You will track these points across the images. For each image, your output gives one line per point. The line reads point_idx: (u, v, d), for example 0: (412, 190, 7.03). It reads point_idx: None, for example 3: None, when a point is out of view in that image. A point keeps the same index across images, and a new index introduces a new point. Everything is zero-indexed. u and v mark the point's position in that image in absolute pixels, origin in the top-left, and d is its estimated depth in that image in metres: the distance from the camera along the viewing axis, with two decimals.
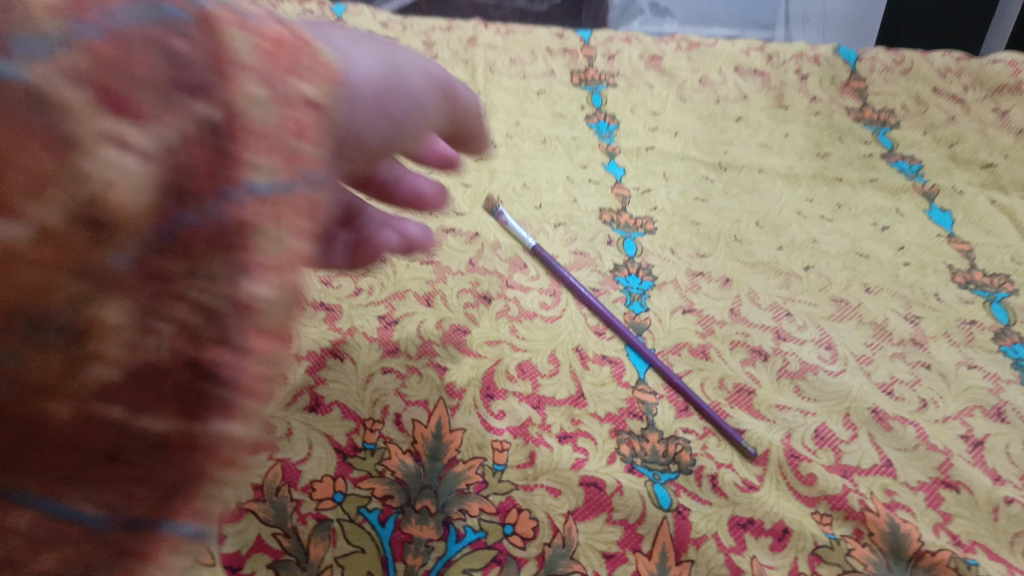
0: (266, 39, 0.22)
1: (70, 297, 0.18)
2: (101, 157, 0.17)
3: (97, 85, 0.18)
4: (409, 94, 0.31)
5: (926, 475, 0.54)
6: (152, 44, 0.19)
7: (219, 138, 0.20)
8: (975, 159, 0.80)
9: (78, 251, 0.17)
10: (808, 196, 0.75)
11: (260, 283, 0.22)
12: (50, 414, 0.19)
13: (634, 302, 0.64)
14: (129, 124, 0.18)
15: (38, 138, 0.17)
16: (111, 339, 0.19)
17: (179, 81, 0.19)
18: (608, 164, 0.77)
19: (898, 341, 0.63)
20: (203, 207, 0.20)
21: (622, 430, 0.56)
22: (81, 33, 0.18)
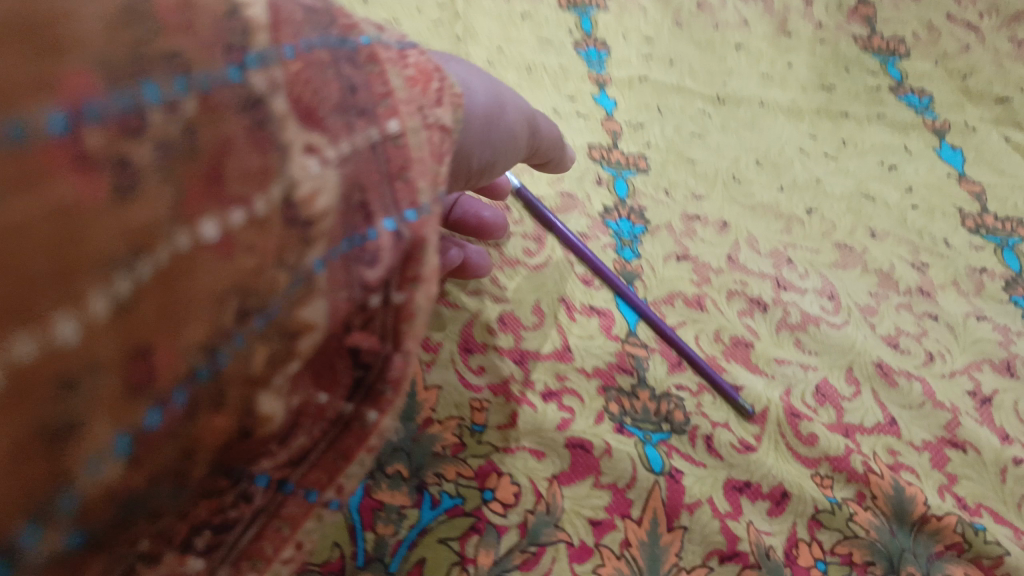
0: (413, 69, 0.24)
1: (280, 278, 0.19)
2: (296, 164, 0.19)
3: (295, 99, 0.19)
4: (507, 123, 0.32)
5: (932, 434, 0.51)
6: (335, 72, 0.21)
7: (382, 156, 0.22)
8: (988, 93, 0.75)
9: (285, 236, 0.19)
10: (811, 133, 0.70)
11: (411, 287, 0.23)
12: (252, 394, 0.19)
13: (624, 249, 0.60)
14: (316, 134, 0.20)
15: (253, 136, 0.18)
16: (309, 331, 0.20)
17: (350, 104, 0.21)
18: (598, 96, 0.71)
19: (905, 291, 0.59)
20: (378, 219, 0.21)
21: (611, 387, 0.52)
22: (283, 54, 0.19)
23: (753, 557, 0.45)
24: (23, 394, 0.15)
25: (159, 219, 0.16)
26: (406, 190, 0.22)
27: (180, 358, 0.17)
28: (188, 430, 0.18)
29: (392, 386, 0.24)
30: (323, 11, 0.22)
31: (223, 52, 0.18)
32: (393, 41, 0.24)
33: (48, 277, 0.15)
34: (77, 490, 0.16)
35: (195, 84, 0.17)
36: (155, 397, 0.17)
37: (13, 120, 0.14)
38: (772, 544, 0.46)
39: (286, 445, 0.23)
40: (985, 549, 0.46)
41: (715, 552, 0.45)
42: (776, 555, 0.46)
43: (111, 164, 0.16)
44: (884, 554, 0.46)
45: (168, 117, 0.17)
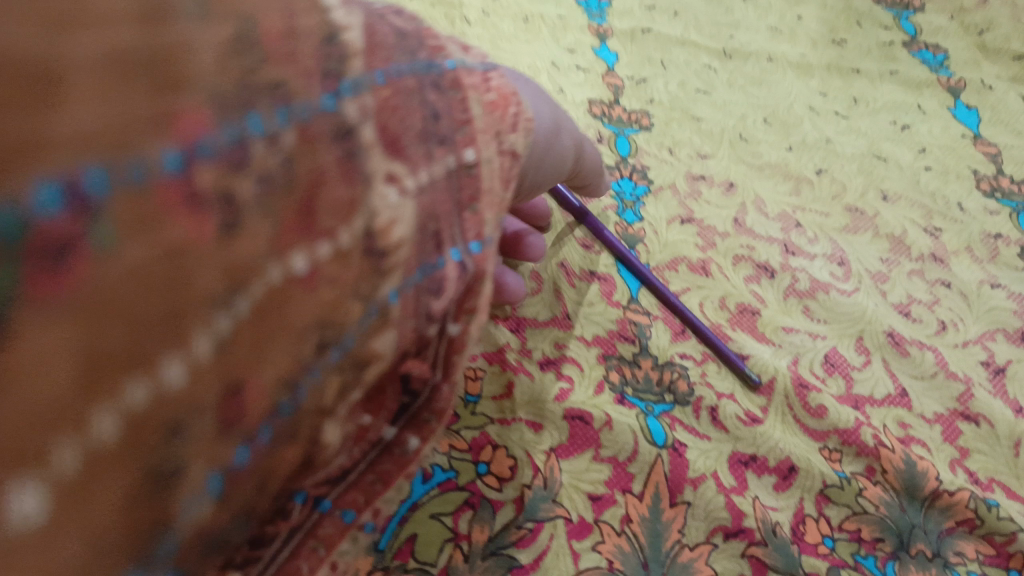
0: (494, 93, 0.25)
1: (354, 309, 0.20)
2: (378, 194, 0.21)
3: (381, 127, 0.21)
4: (564, 146, 0.33)
5: (944, 406, 0.49)
6: (420, 100, 0.22)
7: (455, 185, 0.23)
8: (1006, 49, 0.72)
9: (362, 268, 0.20)
10: (822, 90, 0.67)
11: (466, 319, 0.25)
12: (319, 425, 0.21)
13: (627, 211, 0.56)
14: (397, 163, 0.21)
15: (343, 168, 0.20)
16: (377, 361, 0.21)
17: (431, 132, 0.23)
18: (599, 49, 0.67)
19: (918, 257, 0.56)
20: (446, 248, 0.23)
21: (611, 355, 0.50)
22: (373, 80, 0.21)
23: (760, 533, 0.43)
24: (134, 432, 0.16)
25: (256, 258, 0.18)
26: (474, 221, 0.24)
27: (267, 391, 0.19)
28: (267, 462, 0.20)
29: (436, 415, 0.25)
30: (412, 35, 0.24)
31: (321, 81, 0.20)
32: (476, 64, 0.26)
33: (157, 319, 0.16)
34: (177, 527, 0.17)
35: (294, 115, 0.19)
36: (244, 434, 0.18)
37: (135, 161, 0.16)
38: (779, 520, 0.44)
39: (323, 468, 0.23)
40: (998, 526, 0.44)
41: (720, 529, 0.43)
42: (783, 531, 0.43)
43: (220, 202, 0.17)
44: (894, 530, 0.44)
45: (269, 150, 0.18)
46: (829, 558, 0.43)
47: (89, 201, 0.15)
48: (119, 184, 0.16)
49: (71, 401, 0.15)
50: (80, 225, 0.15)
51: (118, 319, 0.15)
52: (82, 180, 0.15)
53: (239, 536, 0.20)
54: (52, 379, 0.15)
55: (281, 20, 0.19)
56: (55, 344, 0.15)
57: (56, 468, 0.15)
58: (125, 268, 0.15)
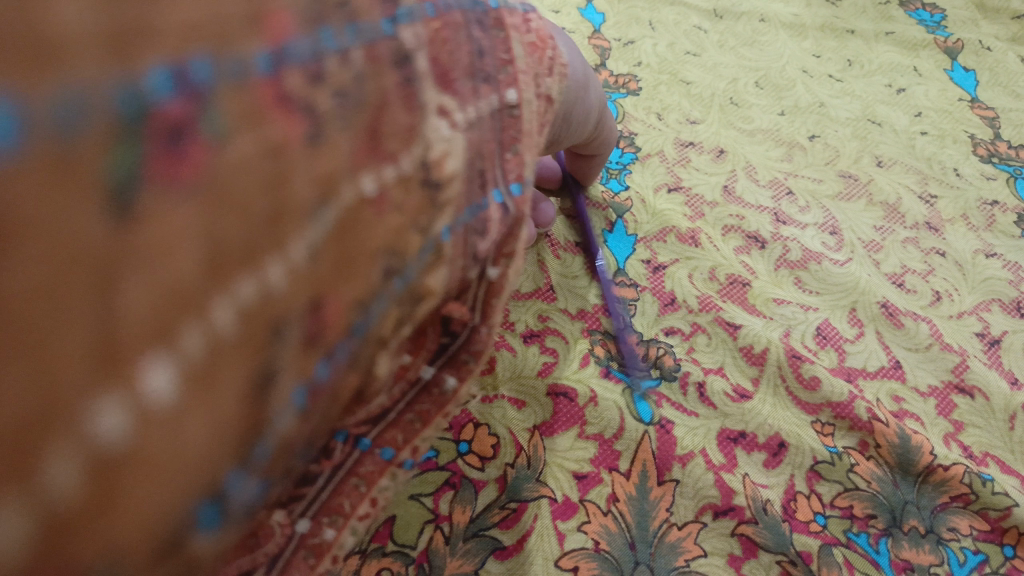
0: (532, 37, 0.29)
1: (413, 240, 0.22)
2: (432, 126, 0.23)
3: (434, 59, 0.23)
4: (589, 100, 0.35)
5: (939, 378, 0.48)
6: (467, 36, 0.25)
7: (501, 125, 0.26)
8: (1005, 8, 0.69)
9: (421, 201, 0.23)
10: (815, 51, 0.64)
11: (503, 264, 0.27)
12: (377, 355, 0.23)
13: (612, 180, 0.55)
14: (447, 97, 0.23)
15: (405, 95, 0.22)
16: (430, 297, 0.24)
17: (478, 69, 0.25)
18: (585, 9, 0.64)
19: (912, 226, 0.55)
20: (490, 189, 0.26)
21: (597, 329, 0.48)
22: (426, 12, 0.24)
23: (750, 511, 0.42)
24: (242, 326, 0.18)
25: (338, 169, 0.20)
26: (514, 163, 0.27)
27: (346, 309, 0.21)
28: (340, 384, 0.22)
29: (474, 356, 0.27)
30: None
31: (383, 11, 0.22)
32: (520, 6, 0.29)
33: (263, 214, 0.18)
34: (271, 435, 0.19)
35: (361, 34, 0.21)
36: (325, 351, 0.20)
37: (235, 60, 0.18)
38: (769, 497, 0.43)
39: (371, 405, 0.25)
40: (992, 500, 0.43)
41: (709, 507, 0.42)
42: (773, 508, 0.42)
43: (305, 111, 0.19)
44: (886, 507, 0.43)
45: (342, 66, 0.20)
46: (821, 536, 0.42)
47: (197, 87, 0.17)
48: (222, 77, 0.17)
49: (199, 283, 0.16)
50: (194, 112, 0.17)
51: (233, 208, 0.17)
52: (190, 68, 0.17)
53: (303, 462, 0.22)
54: (182, 259, 0.16)
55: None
56: (184, 223, 0.16)
57: (185, 350, 0.16)
58: (233, 160, 0.17)
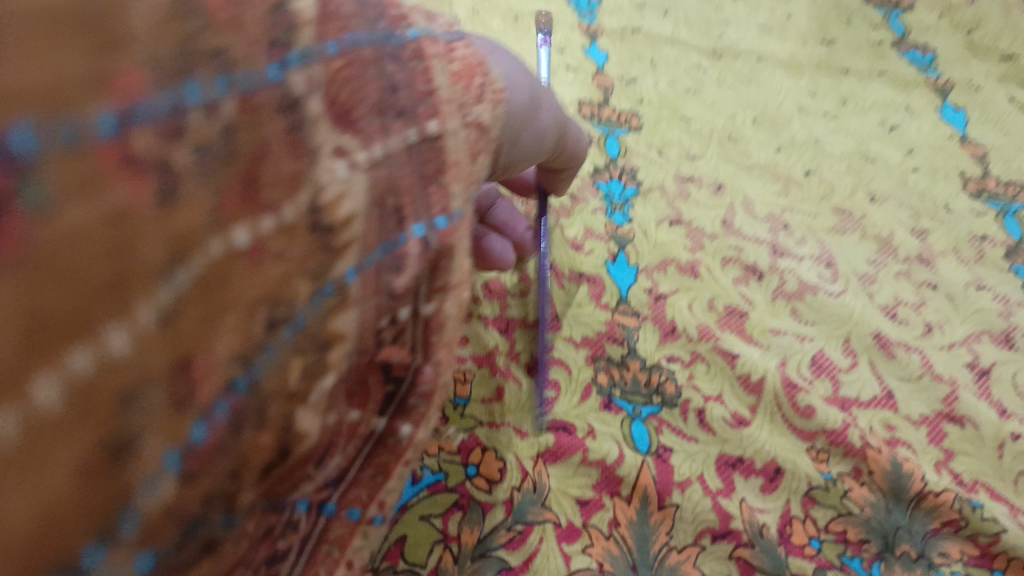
0: (457, 65, 0.25)
1: (302, 286, 0.20)
2: (324, 167, 0.20)
3: (329, 99, 0.20)
4: (539, 122, 0.33)
5: (930, 408, 0.50)
6: (378, 73, 0.22)
7: (420, 159, 0.23)
8: (995, 48, 0.71)
9: (308, 242, 0.20)
10: (811, 89, 0.67)
11: (439, 298, 0.25)
12: (291, 410, 0.21)
13: (615, 213, 0.57)
14: (346, 136, 0.21)
15: (289, 141, 0.19)
16: (340, 341, 0.21)
17: (388, 104, 0.22)
18: (589, 47, 0.67)
19: (904, 259, 0.57)
20: (408, 224, 0.23)
21: (600, 357, 0.50)
22: (325, 51, 0.20)
23: (747, 535, 0.43)
24: (82, 399, 0.15)
25: (199, 227, 0.17)
26: (440, 195, 0.24)
27: (218, 365, 0.18)
28: (236, 446, 0.19)
29: (423, 399, 0.27)
30: (372, 4, 0.22)
31: (267, 50, 0.19)
32: (443, 33, 0.25)
33: (103, 284, 0.15)
34: (136, 506, 0.17)
35: (235, 84, 0.18)
36: (199, 411, 0.18)
37: (68, 120, 0.15)
38: (765, 522, 0.44)
39: (326, 467, 0.24)
40: (981, 526, 0.45)
41: (707, 531, 0.43)
42: (769, 533, 0.44)
43: (156, 168, 0.16)
44: (879, 532, 0.45)
45: (208, 119, 0.17)
46: (816, 560, 0.43)
47: (12, 156, 0.14)
48: (50, 142, 0.15)
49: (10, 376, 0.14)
50: (10, 184, 0.14)
51: (58, 279, 0.15)
52: (9, 137, 0.14)
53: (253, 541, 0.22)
54: None
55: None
56: None
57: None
58: (58, 227, 0.15)
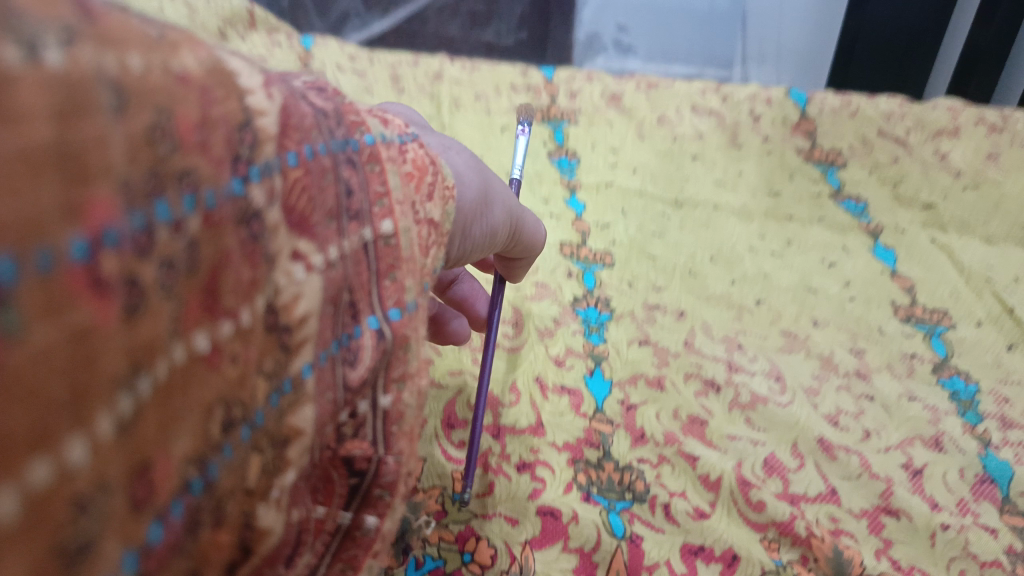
0: (407, 167, 0.29)
1: (259, 385, 0.21)
2: (282, 271, 0.21)
3: (287, 208, 0.21)
4: (490, 217, 0.39)
5: (870, 502, 0.57)
6: (335, 178, 0.24)
7: (374, 256, 0.26)
8: (917, 200, 0.85)
9: (265, 343, 0.21)
10: (760, 233, 0.78)
11: (396, 389, 0.27)
12: (252, 507, 0.21)
13: (592, 334, 0.66)
14: (303, 241, 0.22)
15: (247, 250, 0.20)
16: (299, 438, 0.22)
17: (342, 208, 0.24)
18: (570, 199, 0.80)
19: (844, 374, 0.65)
20: (363, 317, 0.25)
21: (579, 459, 0.57)
22: (287, 161, 0.22)
23: None
24: (40, 518, 0.14)
25: (158, 337, 0.16)
26: (394, 289, 0.27)
27: (174, 470, 0.18)
28: (193, 546, 0.19)
29: (388, 489, 0.27)
30: (333, 114, 0.25)
31: (231, 165, 0.19)
32: (394, 136, 0.29)
33: (62, 402, 0.14)
34: None
35: (200, 203, 0.18)
36: (156, 511, 0.17)
37: (42, 248, 0.13)
38: None
39: (295, 570, 0.24)
40: None
41: None
42: None
43: (123, 284, 0.15)
44: None
45: (174, 236, 0.17)
46: None
47: None
48: (29, 271, 0.13)
49: None
50: None
51: (21, 407, 0.13)
52: None
53: None
54: None
55: (198, 108, 0.18)
56: None
57: None
58: (28, 353, 0.13)
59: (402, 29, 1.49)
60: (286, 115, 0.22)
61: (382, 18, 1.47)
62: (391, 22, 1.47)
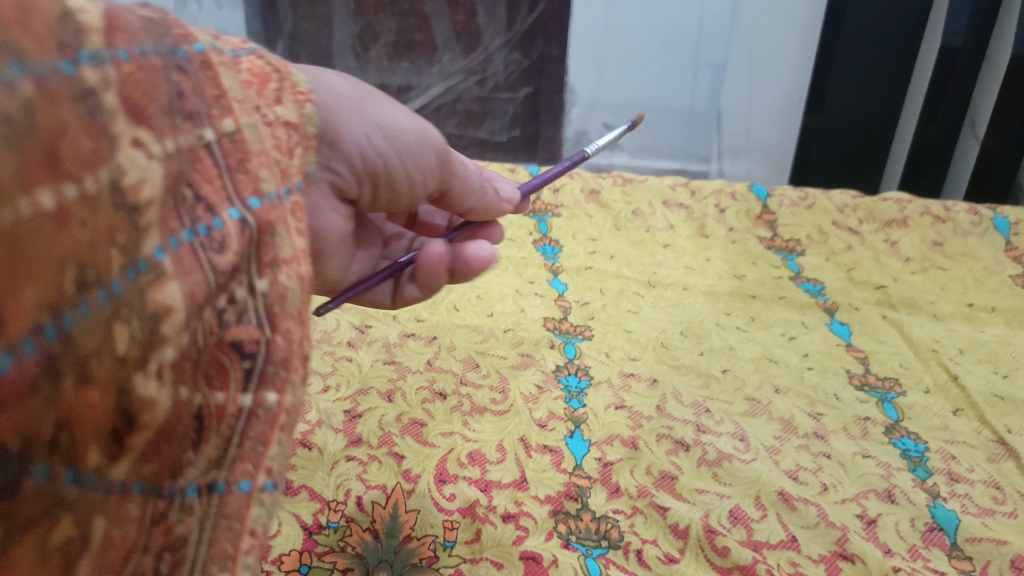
0: (244, 75, 0.35)
1: (112, 258, 0.25)
2: (124, 154, 0.26)
3: (123, 96, 0.27)
4: (374, 120, 0.47)
5: (827, 549, 0.61)
6: (165, 78, 0.30)
7: (220, 153, 0.32)
8: (869, 281, 0.94)
9: (115, 218, 0.25)
10: (726, 310, 0.87)
11: (272, 272, 0.31)
12: (127, 375, 0.25)
13: (572, 400, 0.72)
14: (141, 129, 0.27)
15: (86, 126, 0.25)
16: (170, 314, 0.27)
17: (175, 105, 0.30)
18: (553, 280, 0.90)
19: (804, 435, 0.71)
20: (223, 210, 0.30)
21: (560, 511, 0.61)
22: (118, 57, 0.27)
23: None
24: None
25: (8, 188, 0.21)
26: (248, 180, 0.32)
27: (26, 310, 0.22)
28: (56, 396, 0.23)
29: (282, 366, 0.30)
30: (158, 23, 0.31)
31: (56, 48, 0.24)
32: (227, 50, 0.35)
33: None
34: None
35: (29, 70, 0.23)
36: (8, 341, 0.21)
37: None
38: None
39: (205, 449, 0.29)
40: None
41: None
42: None
43: None
44: None
45: (10, 95, 0.22)
46: None
47: None
48: None
49: None
50: None
51: None
52: None
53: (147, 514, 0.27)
54: None
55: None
56: None
57: None
58: None
59: None
60: (107, 19, 0.28)
61: None
62: None
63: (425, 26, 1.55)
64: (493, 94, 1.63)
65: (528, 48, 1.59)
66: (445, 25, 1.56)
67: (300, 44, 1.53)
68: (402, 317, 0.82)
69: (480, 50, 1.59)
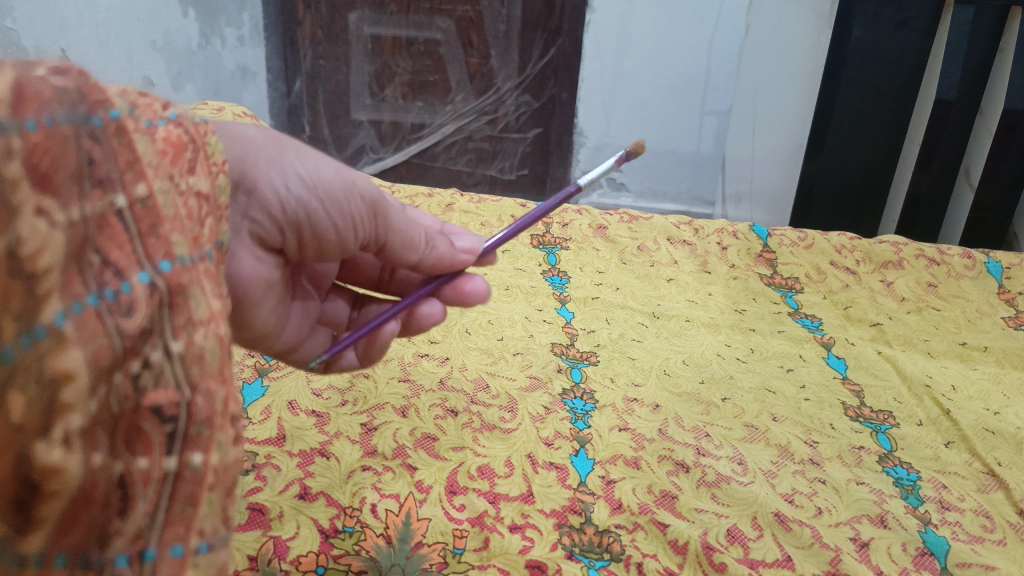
0: (160, 144, 0.33)
1: (6, 326, 0.23)
2: (26, 223, 0.24)
3: (29, 165, 0.25)
4: (289, 169, 0.49)
5: (820, 568, 0.62)
6: (76, 146, 0.27)
7: (132, 220, 0.30)
8: (865, 318, 0.98)
9: (8, 285, 0.24)
10: (727, 342, 0.91)
11: (185, 337, 0.31)
12: (26, 443, 0.24)
13: (578, 421, 0.75)
14: (46, 198, 0.25)
15: None
16: (71, 380, 0.25)
17: (84, 174, 0.27)
18: (560, 308, 0.94)
19: (799, 461, 0.74)
20: (131, 275, 0.29)
21: (564, 524, 0.63)
22: (25, 126, 0.25)
23: None
24: None
25: None
26: (159, 243, 0.31)
27: None
28: None
29: (205, 425, 0.31)
30: (75, 92, 0.28)
31: None
32: (143, 119, 0.33)
33: None
34: None
35: None
36: None
37: None
38: None
39: (134, 516, 0.29)
40: None
41: None
42: None
43: None
44: None
45: None
46: None
47: None
48: None
49: None
50: None
51: None
52: None
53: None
54: None
55: None
56: None
57: None
58: None
59: (413, 161, 1.73)
60: (17, 89, 0.25)
61: (395, 152, 1.71)
62: (402, 156, 1.71)
63: (440, 68, 1.62)
64: (503, 134, 1.70)
65: (540, 91, 1.66)
66: (459, 67, 1.62)
67: (319, 81, 1.62)
68: (416, 338, 0.85)
69: (491, 92, 1.64)
